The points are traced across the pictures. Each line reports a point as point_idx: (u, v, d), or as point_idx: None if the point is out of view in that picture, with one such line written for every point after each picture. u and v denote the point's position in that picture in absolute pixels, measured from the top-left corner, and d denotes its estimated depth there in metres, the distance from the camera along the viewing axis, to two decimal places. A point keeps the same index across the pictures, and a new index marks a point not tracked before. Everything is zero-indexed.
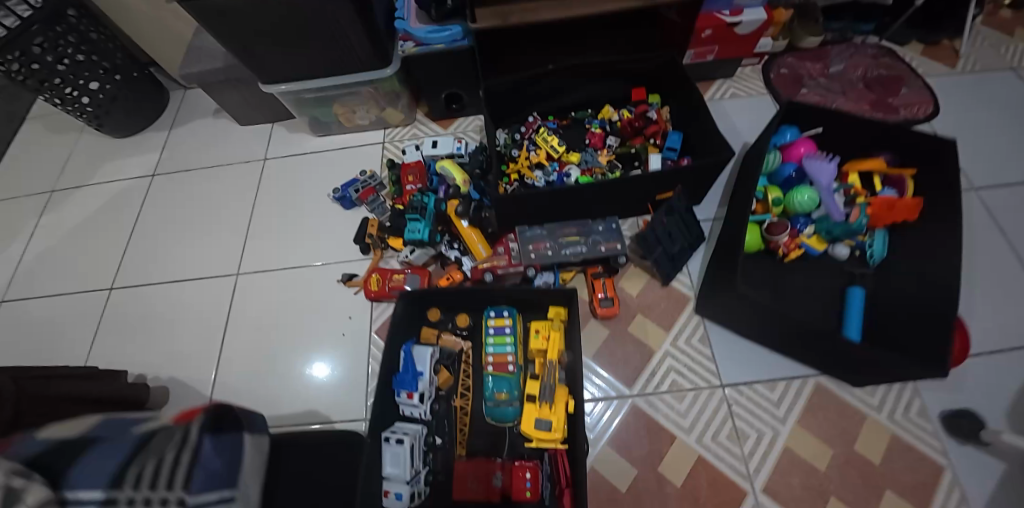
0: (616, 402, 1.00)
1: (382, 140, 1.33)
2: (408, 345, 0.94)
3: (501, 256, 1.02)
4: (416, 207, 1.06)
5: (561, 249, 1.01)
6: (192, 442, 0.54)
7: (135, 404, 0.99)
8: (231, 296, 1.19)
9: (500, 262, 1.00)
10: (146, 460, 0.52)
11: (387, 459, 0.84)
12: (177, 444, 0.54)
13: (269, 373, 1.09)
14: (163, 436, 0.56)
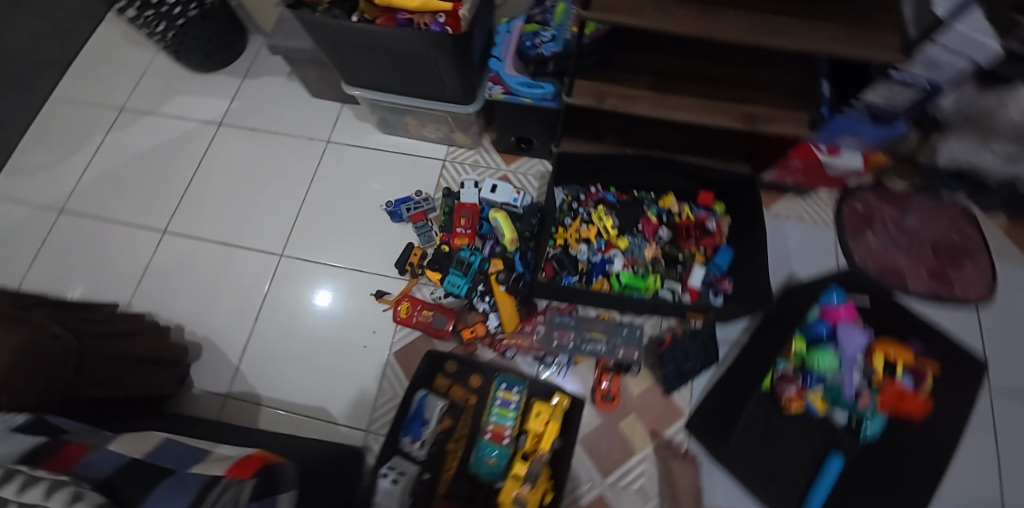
0: (587, 486, 1.08)
1: (444, 159, 1.35)
2: (423, 393, 1.03)
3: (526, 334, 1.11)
4: (460, 262, 1.13)
5: (582, 345, 1.08)
6: None
7: (168, 363, 1.11)
8: (268, 276, 1.27)
9: (524, 343, 1.09)
10: None
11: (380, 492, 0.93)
12: None
13: (288, 360, 1.20)
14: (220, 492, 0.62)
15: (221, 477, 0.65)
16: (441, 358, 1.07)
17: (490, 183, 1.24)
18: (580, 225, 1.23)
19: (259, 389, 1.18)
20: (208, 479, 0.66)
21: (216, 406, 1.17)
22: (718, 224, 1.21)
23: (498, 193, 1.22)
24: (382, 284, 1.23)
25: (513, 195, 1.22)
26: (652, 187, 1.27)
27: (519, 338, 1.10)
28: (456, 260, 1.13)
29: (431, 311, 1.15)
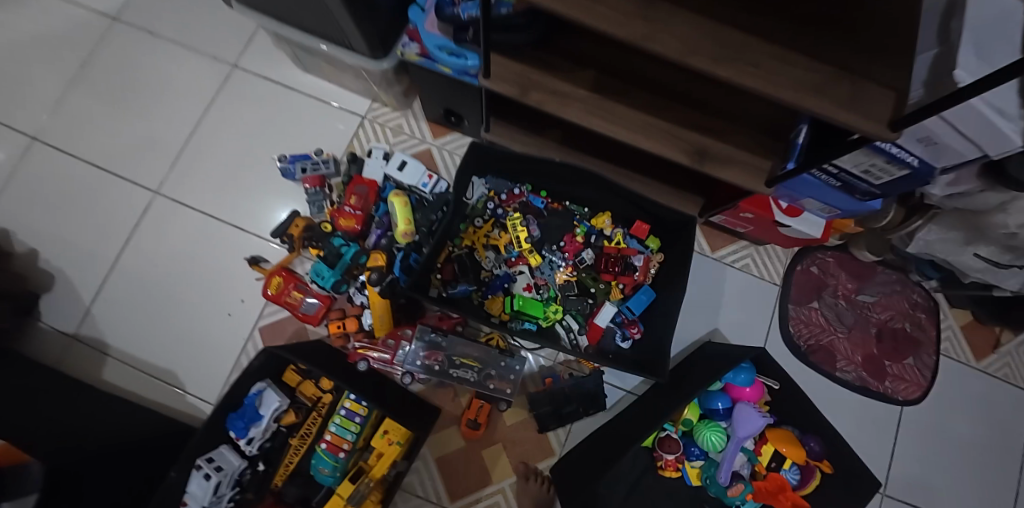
0: None
1: (363, 115, 1.17)
2: (257, 389, 0.92)
3: (386, 349, 0.97)
4: (329, 252, 0.99)
5: (449, 370, 0.96)
6: None
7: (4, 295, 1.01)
8: (140, 213, 1.16)
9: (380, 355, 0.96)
10: None
11: (193, 483, 0.86)
12: None
13: (146, 310, 1.11)
14: None
15: None
16: (286, 351, 0.87)
17: (398, 159, 1.06)
18: (493, 229, 1.08)
19: (106, 334, 1.11)
20: None
21: (62, 344, 1.11)
22: (646, 261, 1.04)
23: (404, 172, 1.05)
24: (262, 250, 1.11)
25: (421, 179, 1.05)
26: (584, 199, 1.09)
27: (374, 347, 0.97)
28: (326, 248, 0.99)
29: (302, 293, 1.02)
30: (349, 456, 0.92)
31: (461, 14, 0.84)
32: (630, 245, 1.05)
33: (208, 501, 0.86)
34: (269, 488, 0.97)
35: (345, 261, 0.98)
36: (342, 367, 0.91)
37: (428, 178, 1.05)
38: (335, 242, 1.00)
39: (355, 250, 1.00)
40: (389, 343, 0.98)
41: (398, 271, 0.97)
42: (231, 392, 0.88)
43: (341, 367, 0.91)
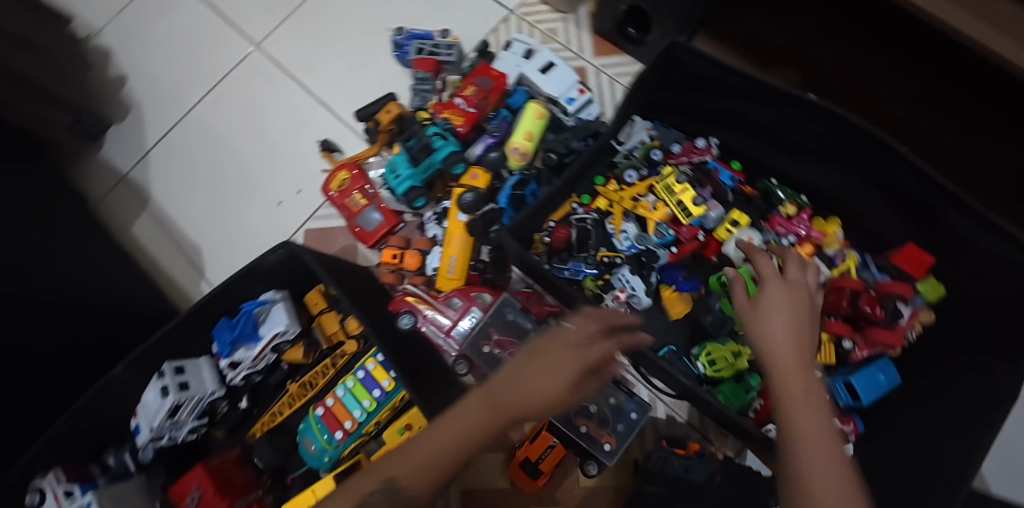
0: None
1: (510, 9, 0.88)
2: (256, 303, 0.63)
3: (450, 311, 0.63)
4: (420, 141, 0.70)
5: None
6: None
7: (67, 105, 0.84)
8: (227, 60, 0.95)
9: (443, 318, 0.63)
10: None
11: (150, 392, 0.61)
12: None
13: (195, 170, 0.90)
14: None
15: None
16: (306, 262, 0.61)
17: (545, 59, 0.74)
18: (646, 194, 0.69)
19: (150, 186, 0.90)
20: None
21: (110, 181, 0.91)
22: (909, 317, 0.58)
23: (547, 77, 0.72)
24: (337, 136, 0.86)
25: (568, 92, 0.72)
26: (807, 186, 0.66)
27: (432, 303, 0.64)
28: (415, 137, 0.70)
29: (366, 200, 0.74)
30: (347, 441, 0.61)
31: None
32: (884, 283, 0.60)
33: (158, 425, 0.60)
34: (245, 436, 0.68)
35: (432, 161, 0.68)
36: (371, 312, 0.57)
37: (578, 93, 0.72)
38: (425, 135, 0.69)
39: (450, 155, 0.69)
40: (453, 303, 0.64)
41: (502, 202, 0.65)
42: (226, 291, 0.60)
43: (368, 311, 0.57)
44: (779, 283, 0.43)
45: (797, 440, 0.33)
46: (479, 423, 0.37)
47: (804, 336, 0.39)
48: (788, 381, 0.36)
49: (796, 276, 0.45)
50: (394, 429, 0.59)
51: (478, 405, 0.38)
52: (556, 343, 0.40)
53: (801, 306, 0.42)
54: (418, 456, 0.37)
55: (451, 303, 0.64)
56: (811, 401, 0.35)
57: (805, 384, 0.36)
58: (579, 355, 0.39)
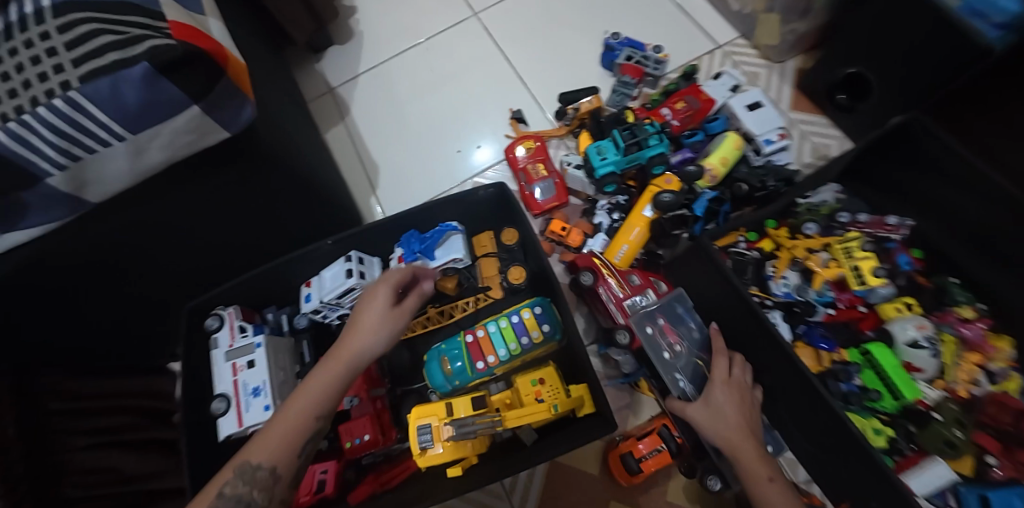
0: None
1: (720, 43, 0.91)
2: (450, 225, 0.69)
3: (627, 285, 0.64)
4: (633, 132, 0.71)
5: (676, 371, 0.58)
6: (130, 54, 0.37)
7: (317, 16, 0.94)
8: (446, 16, 1.05)
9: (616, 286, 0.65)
10: (108, 31, 0.37)
11: (332, 269, 0.68)
12: (127, 39, 0.37)
13: (392, 100, 0.99)
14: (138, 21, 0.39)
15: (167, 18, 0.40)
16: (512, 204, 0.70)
17: (753, 97, 0.77)
18: (819, 249, 0.69)
19: (353, 104, 0.99)
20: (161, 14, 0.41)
21: (319, 89, 1.01)
22: None
23: (752, 115, 0.75)
24: (527, 108, 0.93)
25: (768, 134, 0.74)
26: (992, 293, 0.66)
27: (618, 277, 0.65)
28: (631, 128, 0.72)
29: (546, 172, 0.79)
30: (484, 372, 0.66)
31: None
32: None
33: (328, 299, 0.68)
34: None
35: (642, 155, 0.69)
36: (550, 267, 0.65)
37: (777, 138, 0.74)
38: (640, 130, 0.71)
39: (654, 154, 0.71)
40: (632, 281, 0.65)
41: (697, 209, 0.67)
42: (434, 204, 0.68)
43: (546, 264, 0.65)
44: (727, 386, 0.54)
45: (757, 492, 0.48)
46: (322, 404, 0.46)
47: (749, 409, 0.53)
48: (750, 467, 0.49)
49: (735, 367, 0.56)
50: (528, 378, 0.64)
51: (333, 364, 0.48)
52: (368, 310, 0.52)
53: (747, 398, 0.54)
54: (281, 440, 0.44)
55: (630, 276, 0.65)
56: (765, 458, 0.50)
57: (763, 453, 0.50)
58: (382, 316, 0.51)
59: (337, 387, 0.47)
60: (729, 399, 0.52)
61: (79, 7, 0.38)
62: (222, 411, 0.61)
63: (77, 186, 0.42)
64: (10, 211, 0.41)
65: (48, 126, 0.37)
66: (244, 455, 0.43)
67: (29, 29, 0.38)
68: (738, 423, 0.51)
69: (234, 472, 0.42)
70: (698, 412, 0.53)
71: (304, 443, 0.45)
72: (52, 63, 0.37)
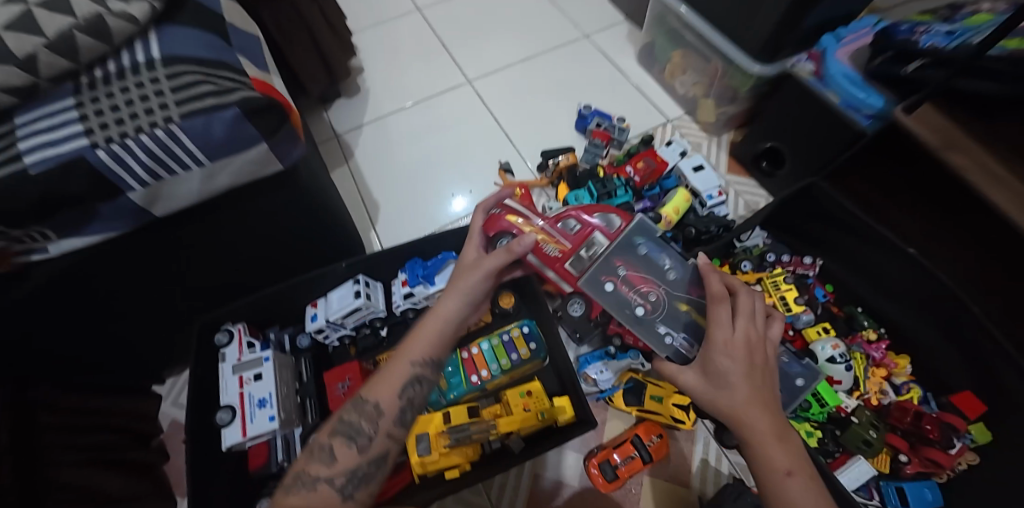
0: None
1: (670, 118, 1.11)
2: (449, 254, 0.78)
3: (565, 240, 0.63)
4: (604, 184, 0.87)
5: (659, 324, 0.60)
6: (225, 99, 0.45)
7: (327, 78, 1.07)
8: (440, 84, 1.21)
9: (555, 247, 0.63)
10: (206, 80, 0.45)
11: (340, 291, 0.75)
12: (223, 88, 0.46)
13: (391, 150, 1.12)
14: (226, 75, 0.47)
15: (245, 75, 0.49)
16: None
17: (697, 161, 0.94)
18: (754, 283, 0.83)
19: (355, 150, 1.11)
20: (237, 66, 0.50)
21: (324, 136, 1.13)
22: (959, 450, 0.68)
23: (697, 175, 0.92)
24: (512, 162, 1.08)
25: (710, 190, 0.91)
26: (888, 321, 0.81)
27: (554, 238, 0.63)
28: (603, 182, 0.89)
29: None
30: (476, 387, 0.72)
31: (918, 42, 0.72)
32: (947, 417, 0.70)
33: (334, 318, 0.74)
34: (373, 358, 0.79)
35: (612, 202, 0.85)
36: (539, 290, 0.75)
37: (717, 194, 0.90)
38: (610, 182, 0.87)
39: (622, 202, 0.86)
40: (571, 230, 0.65)
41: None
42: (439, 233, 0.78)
43: (537, 289, 0.76)
44: (734, 351, 0.47)
45: (763, 464, 0.43)
46: (431, 345, 0.52)
47: (762, 371, 0.47)
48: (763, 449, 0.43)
49: (745, 320, 0.50)
50: (516, 390, 0.71)
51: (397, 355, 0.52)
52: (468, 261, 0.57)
53: (762, 356, 0.49)
54: (395, 377, 0.50)
55: (569, 227, 0.64)
56: (779, 424, 0.45)
57: (778, 420, 0.45)
58: (461, 280, 0.55)
59: (441, 329, 0.53)
60: (743, 369, 0.46)
61: (183, 60, 0.46)
62: (226, 421, 0.64)
63: (150, 201, 0.48)
64: (83, 216, 0.47)
65: (144, 150, 0.43)
66: (340, 415, 0.49)
67: (139, 72, 0.44)
68: (746, 395, 0.45)
69: (349, 405, 0.49)
70: (699, 379, 0.49)
71: (410, 378, 0.50)
72: (152, 99, 0.44)
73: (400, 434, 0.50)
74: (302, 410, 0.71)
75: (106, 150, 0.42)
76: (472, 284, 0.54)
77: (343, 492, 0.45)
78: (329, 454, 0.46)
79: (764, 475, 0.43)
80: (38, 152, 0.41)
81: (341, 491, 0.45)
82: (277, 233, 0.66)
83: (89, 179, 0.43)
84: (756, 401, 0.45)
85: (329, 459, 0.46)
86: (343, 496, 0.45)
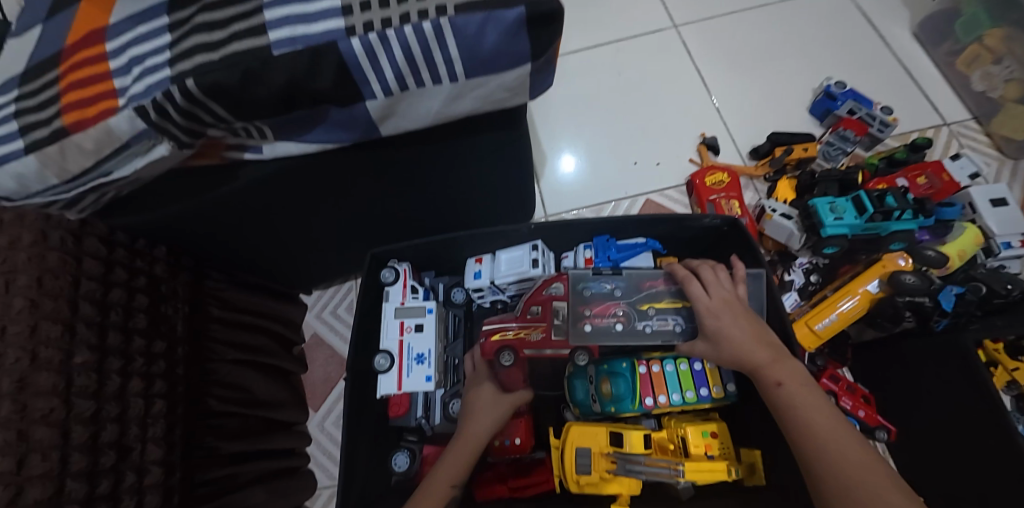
0: None
1: (947, 121, 0.84)
2: (655, 245, 0.62)
3: (538, 321, 0.56)
4: (873, 196, 0.62)
5: (636, 325, 0.51)
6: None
7: None
8: (643, 24, 1.01)
9: (533, 336, 0.55)
10: None
11: (512, 253, 0.63)
12: None
13: (572, 95, 0.97)
14: None
15: None
16: (742, 241, 0.58)
17: (999, 192, 0.69)
18: None
19: None
20: None
21: None
22: None
23: (994, 211, 0.67)
24: (717, 137, 0.88)
25: (1008, 236, 0.66)
26: None
27: (525, 329, 0.57)
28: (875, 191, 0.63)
29: (739, 211, 0.76)
30: (645, 410, 0.59)
31: None
32: None
33: (499, 282, 0.63)
34: None
35: (884, 228, 0.62)
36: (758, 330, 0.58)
37: (1018, 244, 0.66)
38: (892, 197, 0.62)
39: (901, 229, 0.64)
40: (535, 311, 0.57)
41: (945, 303, 0.58)
42: (654, 219, 0.59)
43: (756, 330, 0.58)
44: (725, 307, 0.46)
45: (788, 414, 0.41)
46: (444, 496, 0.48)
47: (750, 321, 0.46)
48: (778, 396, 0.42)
49: (719, 285, 0.48)
50: (699, 428, 0.58)
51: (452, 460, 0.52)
52: (476, 397, 0.58)
53: (745, 310, 0.47)
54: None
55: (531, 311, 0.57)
56: (783, 360, 0.44)
57: (776, 350, 0.44)
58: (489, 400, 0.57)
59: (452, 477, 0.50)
60: (739, 327, 0.45)
61: None
62: (384, 368, 0.58)
63: (383, 115, 0.39)
64: (312, 118, 0.38)
65: (403, 47, 0.34)
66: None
67: None
68: (744, 333, 0.45)
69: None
70: (704, 348, 0.47)
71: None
72: None
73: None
74: (446, 371, 0.66)
75: (362, 40, 0.33)
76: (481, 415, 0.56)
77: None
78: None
79: (786, 415, 0.41)
80: (286, 28, 0.33)
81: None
82: (473, 174, 0.56)
83: (335, 74, 0.34)
84: (759, 351, 0.44)
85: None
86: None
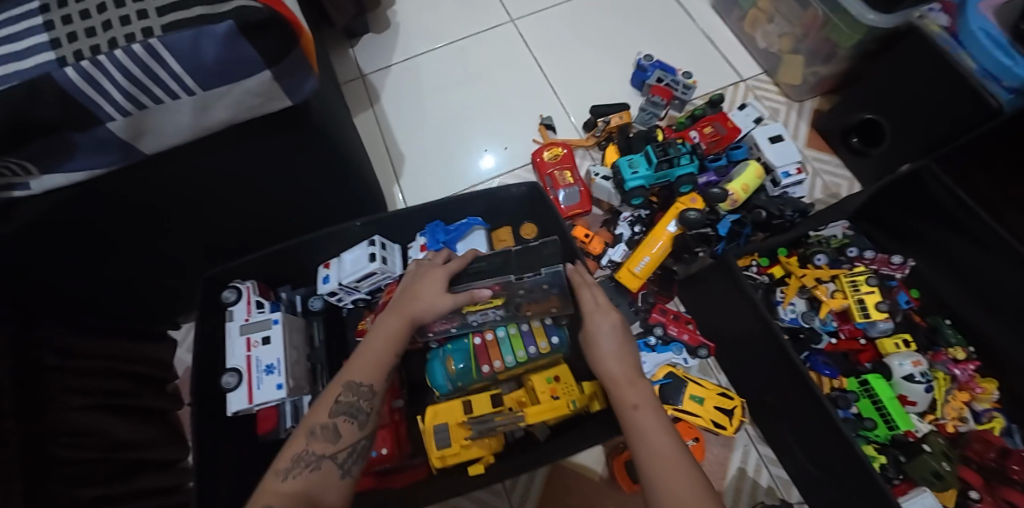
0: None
1: (744, 76, 0.97)
2: (476, 219, 0.68)
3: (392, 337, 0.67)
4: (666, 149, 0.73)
5: (466, 320, 0.62)
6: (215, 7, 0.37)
7: (359, 12, 0.96)
8: (484, 23, 1.08)
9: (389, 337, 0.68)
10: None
11: (352, 254, 0.66)
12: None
13: (424, 95, 1.01)
14: None
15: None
16: (545, 205, 0.68)
17: (775, 130, 0.80)
18: (828, 280, 0.73)
19: (383, 93, 1.02)
20: None
21: (352, 74, 1.03)
22: None
23: (773, 147, 0.78)
24: (556, 117, 0.96)
25: (787, 166, 0.76)
26: (968, 326, 0.73)
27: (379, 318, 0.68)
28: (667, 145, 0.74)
29: (572, 179, 0.81)
30: (487, 377, 0.63)
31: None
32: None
33: (345, 282, 0.66)
34: None
35: (671, 173, 0.72)
36: None
37: (795, 171, 0.76)
38: (672, 147, 0.73)
39: (684, 173, 0.74)
40: None
41: (721, 228, 0.73)
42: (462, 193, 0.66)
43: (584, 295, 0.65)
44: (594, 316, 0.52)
45: (639, 437, 0.41)
46: (377, 366, 0.47)
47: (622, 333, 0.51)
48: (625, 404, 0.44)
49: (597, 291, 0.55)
50: (544, 375, 0.62)
51: (394, 322, 0.50)
52: (421, 280, 0.55)
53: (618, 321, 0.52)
54: (328, 397, 0.44)
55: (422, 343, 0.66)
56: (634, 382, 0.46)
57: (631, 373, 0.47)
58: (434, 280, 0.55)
59: (391, 348, 0.49)
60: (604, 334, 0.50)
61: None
62: (233, 386, 0.60)
63: (134, 133, 0.41)
64: (58, 147, 0.40)
65: (120, 70, 0.36)
66: (310, 420, 0.43)
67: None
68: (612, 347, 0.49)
69: (306, 438, 0.42)
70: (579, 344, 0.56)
71: (345, 389, 0.45)
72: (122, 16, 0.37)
73: (369, 427, 0.45)
74: (312, 377, 0.67)
75: (74, 68, 0.35)
76: (425, 301, 0.52)
77: (342, 469, 0.42)
78: (332, 432, 0.43)
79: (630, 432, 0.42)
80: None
81: (341, 470, 0.42)
82: (288, 182, 0.59)
83: (59, 101, 0.36)
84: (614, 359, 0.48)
85: (332, 437, 0.42)
86: (342, 474, 0.42)
